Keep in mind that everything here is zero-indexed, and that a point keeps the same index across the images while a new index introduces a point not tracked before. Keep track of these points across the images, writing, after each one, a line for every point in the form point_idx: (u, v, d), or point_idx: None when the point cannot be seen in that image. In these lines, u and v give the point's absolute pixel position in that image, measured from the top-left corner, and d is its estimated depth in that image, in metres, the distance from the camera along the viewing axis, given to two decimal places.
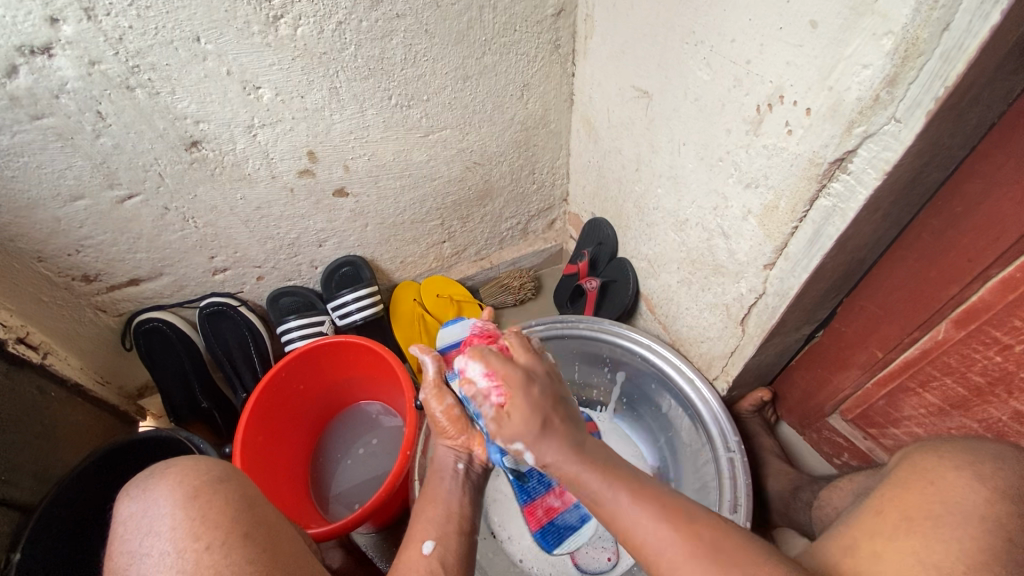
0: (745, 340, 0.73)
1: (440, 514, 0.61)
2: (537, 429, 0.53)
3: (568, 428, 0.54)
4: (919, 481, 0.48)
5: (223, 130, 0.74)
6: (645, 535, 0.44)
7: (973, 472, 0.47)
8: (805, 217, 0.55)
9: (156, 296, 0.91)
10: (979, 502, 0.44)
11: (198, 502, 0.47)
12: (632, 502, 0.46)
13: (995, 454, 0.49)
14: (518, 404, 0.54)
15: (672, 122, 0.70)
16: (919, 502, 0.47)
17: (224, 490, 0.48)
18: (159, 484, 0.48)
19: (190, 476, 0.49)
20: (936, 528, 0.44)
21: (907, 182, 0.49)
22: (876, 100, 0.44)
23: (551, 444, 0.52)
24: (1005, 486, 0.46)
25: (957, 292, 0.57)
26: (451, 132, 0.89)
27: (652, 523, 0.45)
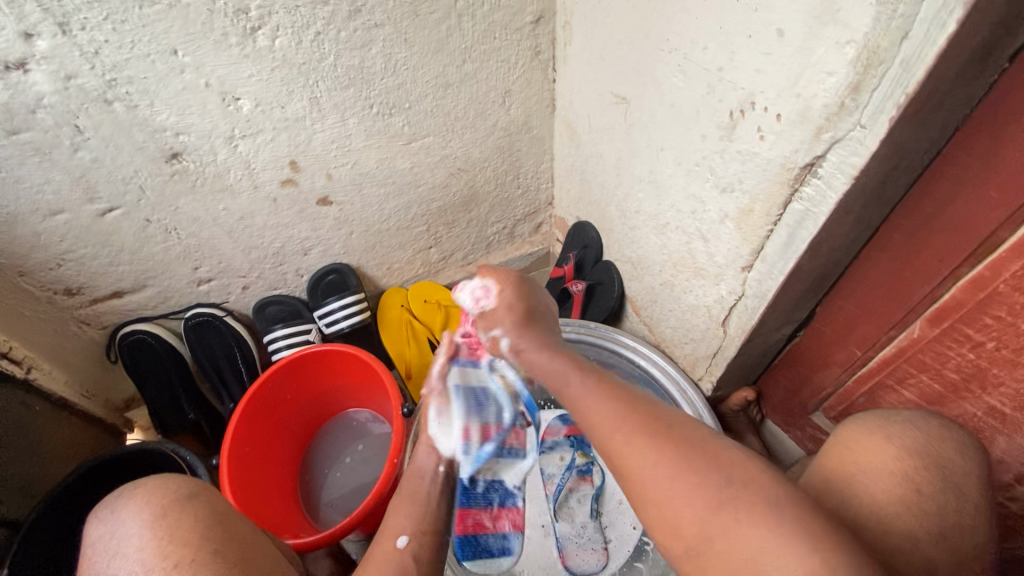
0: (727, 341, 0.74)
1: (415, 511, 0.59)
2: (517, 325, 0.60)
3: (545, 334, 0.60)
4: (839, 451, 0.51)
5: (204, 141, 0.74)
6: (608, 428, 0.45)
7: (885, 435, 0.50)
8: (779, 221, 0.56)
9: (139, 308, 0.91)
10: (888, 460, 0.48)
11: (165, 522, 0.46)
12: (597, 396, 0.48)
13: (904, 423, 0.52)
14: (501, 305, 0.61)
15: (650, 128, 0.70)
16: (838, 463, 0.49)
17: (192, 507, 0.48)
18: (128, 506, 0.48)
19: (160, 494, 0.49)
20: (871, 484, 0.47)
21: (876, 185, 0.50)
22: (842, 106, 0.44)
23: (530, 343, 0.58)
24: (910, 444, 0.50)
25: (930, 291, 0.58)
26: (434, 139, 0.89)
27: (611, 417, 0.46)
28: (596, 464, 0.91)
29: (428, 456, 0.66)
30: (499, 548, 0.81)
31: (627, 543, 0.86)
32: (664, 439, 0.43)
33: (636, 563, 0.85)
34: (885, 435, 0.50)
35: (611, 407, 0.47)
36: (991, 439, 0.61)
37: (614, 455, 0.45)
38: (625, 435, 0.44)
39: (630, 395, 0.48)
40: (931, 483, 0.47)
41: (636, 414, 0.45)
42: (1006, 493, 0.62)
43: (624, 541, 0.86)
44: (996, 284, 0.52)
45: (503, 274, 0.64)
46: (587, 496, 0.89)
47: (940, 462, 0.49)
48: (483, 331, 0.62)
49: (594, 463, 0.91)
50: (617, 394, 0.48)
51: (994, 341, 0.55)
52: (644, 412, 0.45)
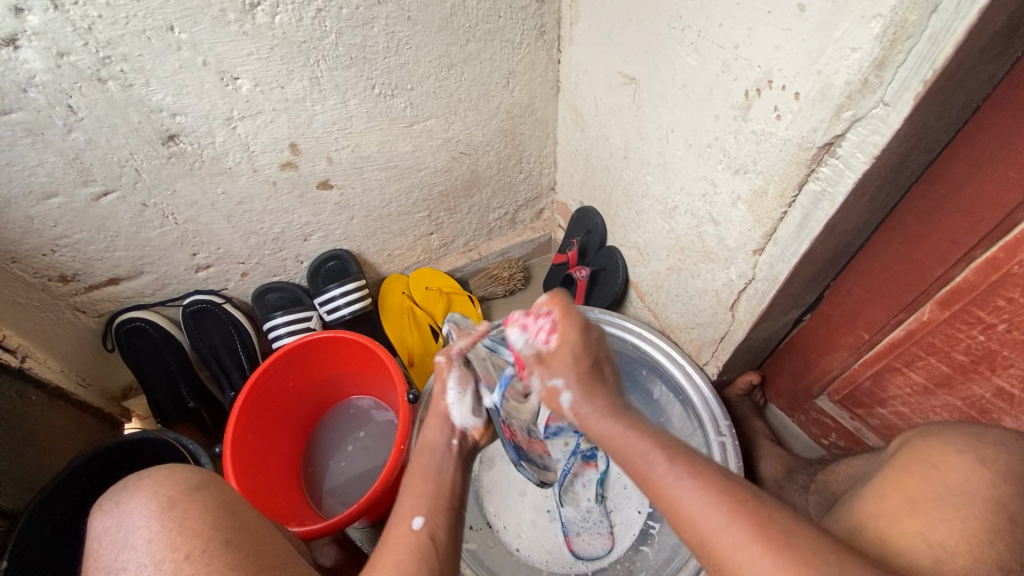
0: (735, 325, 0.73)
1: (429, 489, 0.55)
2: (582, 386, 0.51)
3: (604, 391, 0.52)
4: (922, 465, 0.49)
5: (202, 123, 0.72)
6: (722, 535, 0.38)
7: (975, 453, 0.48)
8: (793, 202, 0.56)
9: (136, 295, 0.89)
10: (974, 480, 0.46)
11: (173, 513, 0.45)
12: (696, 488, 0.41)
13: (994, 440, 0.50)
14: (570, 353, 0.53)
15: (660, 109, 0.69)
16: (919, 481, 0.48)
17: (199, 499, 0.47)
18: (134, 497, 0.47)
19: (165, 487, 0.48)
20: (948, 510, 0.44)
21: (894, 165, 0.49)
22: (865, 84, 0.44)
23: (595, 403, 0.51)
24: (1005, 467, 0.47)
25: (942, 273, 0.58)
26: (436, 121, 0.88)
27: (719, 513, 0.39)
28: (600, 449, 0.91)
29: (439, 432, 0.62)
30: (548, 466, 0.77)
31: (631, 527, 0.86)
32: (788, 545, 0.36)
33: (642, 547, 0.84)
34: (975, 456, 0.48)
35: (715, 506, 0.40)
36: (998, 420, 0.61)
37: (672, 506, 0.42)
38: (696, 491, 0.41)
39: (670, 442, 0.45)
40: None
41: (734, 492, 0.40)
42: None
43: (629, 526, 0.86)
44: (1010, 266, 0.52)
45: (574, 314, 0.54)
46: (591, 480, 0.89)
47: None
48: (538, 373, 0.54)
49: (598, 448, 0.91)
50: (688, 458, 0.43)
51: (1005, 323, 0.55)
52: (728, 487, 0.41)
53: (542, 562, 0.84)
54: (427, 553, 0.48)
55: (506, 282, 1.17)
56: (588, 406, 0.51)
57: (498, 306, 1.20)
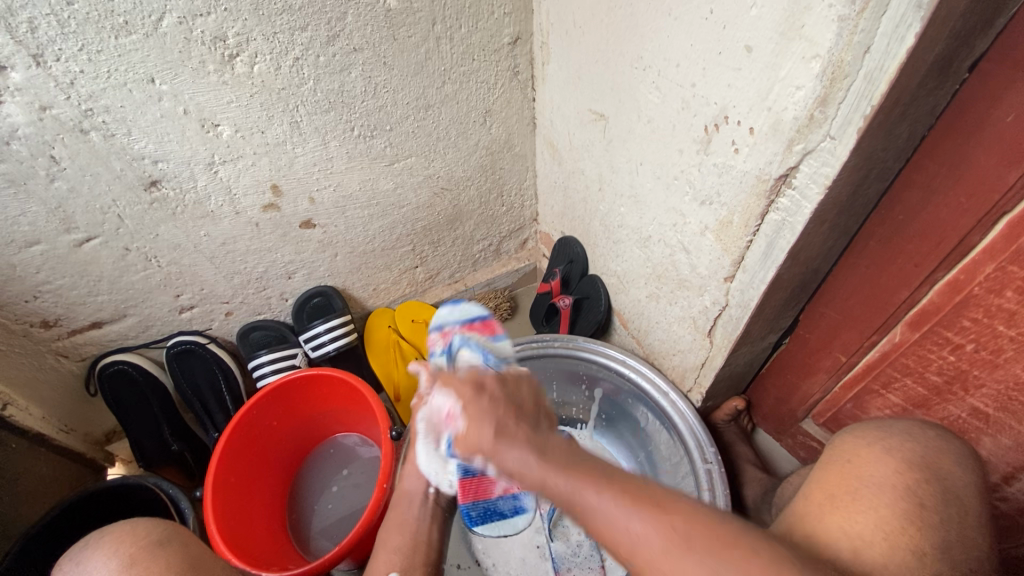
0: (713, 351, 0.74)
1: (406, 542, 0.60)
2: (494, 431, 0.48)
3: (527, 428, 0.48)
4: (839, 462, 0.52)
5: (183, 168, 0.73)
6: (635, 546, 0.39)
7: (880, 445, 0.51)
8: (757, 231, 0.57)
9: (119, 338, 0.89)
10: (888, 473, 0.49)
11: (134, 572, 0.45)
12: (611, 503, 0.41)
13: (901, 431, 0.54)
14: (473, 411, 0.50)
15: (629, 143, 0.71)
16: (839, 478, 0.50)
17: (161, 555, 0.47)
18: (95, 556, 0.47)
19: (127, 543, 0.47)
20: (863, 502, 0.47)
21: (849, 194, 0.51)
22: (811, 119, 0.45)
23: (515, 451, 0.47)
24: (910, 457, 0.50)
25: (908, 295, 0.59)
26: (417, 159, 0.90)
27: (635, 522, 0.40)
28: None
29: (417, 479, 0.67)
30: (510, 510, 0.87)
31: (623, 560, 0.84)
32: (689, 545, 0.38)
33: None
34: (882, 446, 0.51)
35: (629, 518, 0.40)
36: (977, 440, 0.61)
37: (639, 566, 0.40)
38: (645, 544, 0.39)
39: (590, 467, 0.44)
40: (934, 497, 0.47)
41: (660, 514, 0.40)
42: (996, 494, 0.62)
43: (621, 559, 0.84)
44: (971, 287, 0.53)
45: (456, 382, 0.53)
46: None
47: (941, 478, 0.48)
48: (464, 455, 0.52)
49: None
50: (610, 479, 0.43)
51: (973, 343, 0.56)
52: (667, 518, 0.40)
53: None
54: None
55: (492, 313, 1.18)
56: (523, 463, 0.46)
57: None
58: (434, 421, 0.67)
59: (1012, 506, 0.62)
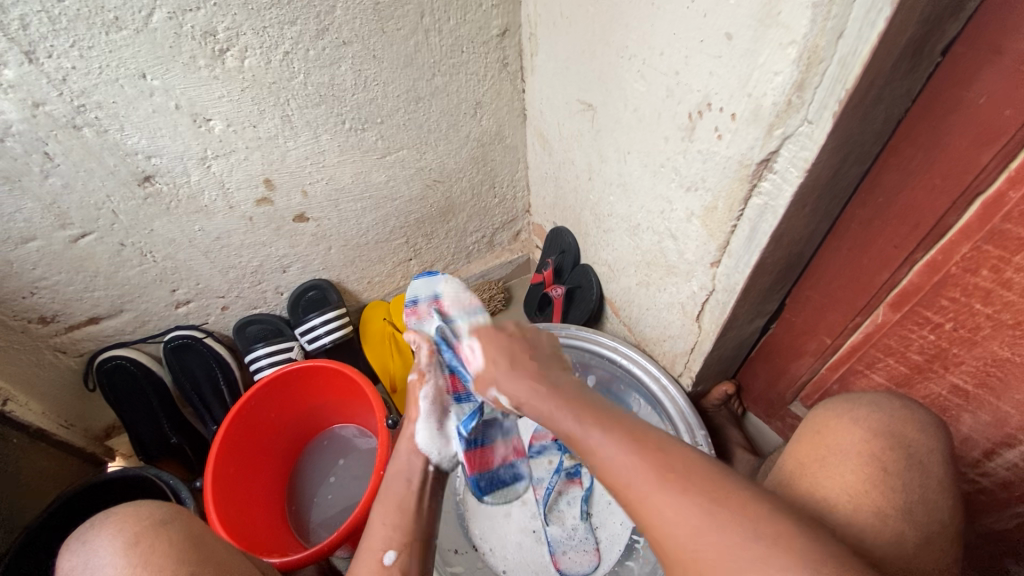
0: (702, 336, 0.75)
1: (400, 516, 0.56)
2: (508, 362, 0.58)
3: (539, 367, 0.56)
4: (810, 433, 0.54)
5: (177, 163, 0.74)
6: (631, 483, 0.41)
7: (848, 416, 0.53)
8: (741, 216, 0.58)
9: (117, 334, 0.89)
10: (855, 442, 0.50)
11: (139, 550, 0.45)
12: (612, 442, 0.44)
13: (868, 402, 0.55)
14: (491, 348, 0.61)
15: (616, 133, 0.72)
16: (810, 448, 0.52)
17: (166, 533, 0.47)
18: (100, 534, 0.47)
19: (132, 522, 0.47)
20: (831, 468, 0.49)
21: (828, 177, 0.52)
22: (789, 104, 0.47)
23: (514, 377, 0.56)
24: (877, 426, 0.52)
25: (889, 276, 0.60)
26: (408, 152, 0.91)
27: (630, 458, 0.42)
28: (583, 465, 0.93)
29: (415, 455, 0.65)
30: (510, 477, 0.87)
31: (617, 542, 0.86)
32: (687, 488, 0.39)
33: (628, 562, 0.84)
34: (850, 416, 0.53)
35: (626, 453, 0.42)
36: (957, 417, 0.63)
37: (630, 500, 0.41)
38: (635, 480, 0.41)
39: (610, 415, 0.47)
40: (898, 463, 0.49)
41: (657, 456, 0.41)
42: (977, 469, 0.64)
43: (615, 541, 0.86)
44: (949, 267, 0.55)
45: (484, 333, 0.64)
46: (576, 498, 0.90)
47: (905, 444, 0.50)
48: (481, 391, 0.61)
49: (581, 465, 0.93)
50: (629, 427, 0.45)
51: (951, 321, 0.57)
52: (664, 460, 0.41)
53: None
54: None
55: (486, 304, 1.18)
56: (524, 386, 0.55)
57: None
58: (433, 399, 0.71)
59: (992, 481, 0.64)
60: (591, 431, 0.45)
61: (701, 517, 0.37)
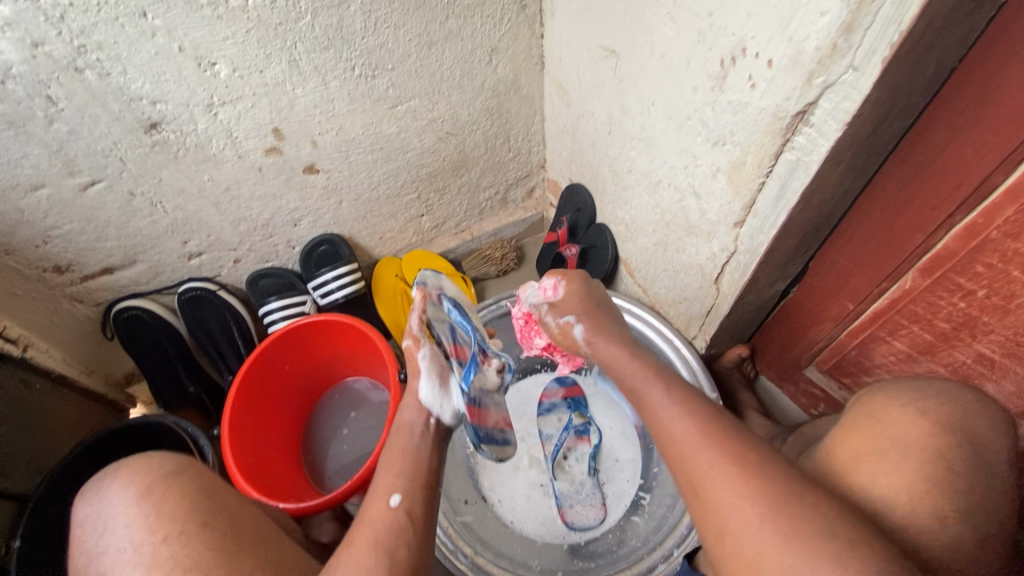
0: (720, 298, 0.73)
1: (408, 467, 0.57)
2: (587, 320, 0.68)
3: (620, 343, 0.63)
4: (865, 420, 0.52)
5: (183, 110, 0.72)
6: (700, 461, 0.46)
7: (915, 408, 0.51)
8: (771, 172, 0.55)
9: (131, 284, 0.90)
10: (919, 437, 0.49)
11: (151, 498, 0.47)
12: (689, 425, 0.49)
13: (937, 393, 0.52)
14: (570, 300, 0.71)
15: (640, 82, 0.68)
16: (867, 439, 0.51)
17: (177, 483, 0.49)
18: (113, 484, 0.49)
19: (143, 473, 0.49)
20: (890, 463, 0.48)
21: (869, 132, 0.49)
22: (834, 48, 0.43)
23: (602, 343, 0.65)
24: (944, 419, 0.50)
25: (923, 241, 0.57)
26: (420, 102, 0.87)
27: (703, 441, 0.47)
28: (592, 424, 0.93)
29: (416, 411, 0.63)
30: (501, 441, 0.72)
31: (623, 498, 0.88)
32: (753, 478, 0.43)
33: (633, 517, 0.86)
34: (916, 407, 0.51)
35: (699, 434, 0.48)
36: (981, 386, 0.62)
37: (697, 483, 0.46)
38: (708, 459, 0.46)
39: (697, 404, 0.51)
40: (961, 459, 0.48)
41: (727, 445, 0.46)
42: None
43: (621, 497, 0.88)
44: (989, 231, 0.52)
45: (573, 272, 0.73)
46: (584, 455, 0.91)
47: (966, 436, 0.49)
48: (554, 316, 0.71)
49: (590, 424, 0.93)
50: (714, 418, 0.49)
51: (985, 289, 0.55)
52: (737, 450, 0.45)
53: (536, 534, 0.86)
54: (405, 528, 0.50)
55: (499, 263, 1.16)
56: (603, 342, 0.65)
57: (493, 287, 1.19)
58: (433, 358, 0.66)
59: None
60: (671, 418, 0.50)
61: (757, 506, 0.42)
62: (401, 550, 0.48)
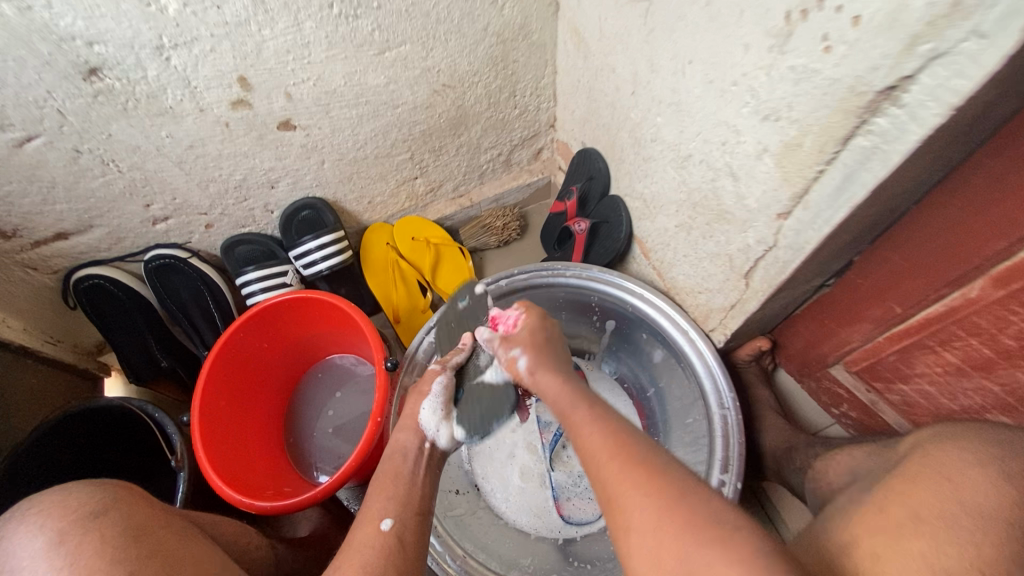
0: (748, 294, 0.65)
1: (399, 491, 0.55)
2: (535, 344, 0.60)
3: (562, 367, 0.57)
4: (923, 478, 0.42)
5: (126, 53, 0.60)
6: (605, 458, 0.43)
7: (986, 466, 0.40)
8: (834, 159, 0.45)
9: (91, 251, 0.81)
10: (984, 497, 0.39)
11: (65, 548, 0.42)
12: (600, 427, 0.46)
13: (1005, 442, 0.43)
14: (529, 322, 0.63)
15: (677, 34, 0.56)
16: (923, 495, 0.41)
17: (98, 528, 0.44)
18: (22, 528, 0.44)
19: (58, 515, 0.44)
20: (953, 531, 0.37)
21: (973, 117, 0.38)
22: (956, 6, 0.31)
23: (545, 370, 0.56)
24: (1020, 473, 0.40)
25: (1005, 247, 0.48)
26: (412, 48, 0.74)
27: (605, 440, 0.44)
28: None
29: (412, 435, 0.63)
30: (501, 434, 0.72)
31: None
32: (650, 472, 0.40)
33: None
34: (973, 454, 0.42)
35: (605, 435, 0.44)
36: None
37: (610, 504, 0.40)
38: (618, 467, 0.41)
39: (604, 412, 0.48)
40: None
41: (626, 447, 0.43)
42: None
43: None
44: None
45: (534, 308, 0.65)
46: None
47: None
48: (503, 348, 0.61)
49: None
50: (616, 421, 0.46)
51: None
52: (631, 450, 0.42)
53: (531, 527, 0.81)
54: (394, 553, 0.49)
55: (499, 232, 1.07)
56: (552, 383, 0.54)
57: (492, 257, 1.10)
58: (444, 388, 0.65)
59: None
60: (578, 420, 0.48)
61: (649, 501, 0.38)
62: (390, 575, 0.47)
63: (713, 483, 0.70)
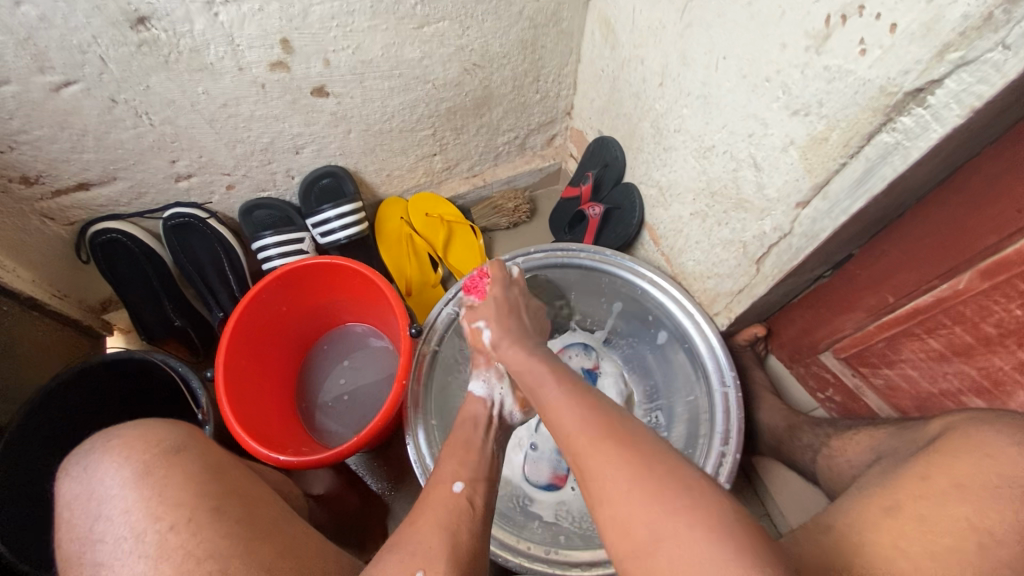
0: (758, 279, 0.70)
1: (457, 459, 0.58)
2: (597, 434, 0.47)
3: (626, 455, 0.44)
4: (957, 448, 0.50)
5: (176, 5, 0.60)
6: (612, 488, 0.42)
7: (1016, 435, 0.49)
8: (857, 153, 0.50)
9: (111, 204, 0.81)
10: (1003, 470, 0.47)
11: (152, 481, 0.49)
12: (612, 461, 0.44)
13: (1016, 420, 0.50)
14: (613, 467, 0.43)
15: (712, 30, 0.61)
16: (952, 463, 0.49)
17: (178, 467, 0.50)
18: (107, 464, 0.50)
19: (139, 452, 0.51)
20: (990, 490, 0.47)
21: (985, 121, 0.44)
22: (987, 19, 0.37)
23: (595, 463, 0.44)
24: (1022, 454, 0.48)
25: (994, 244, 0.54)
26: (449, 25, 0.76)
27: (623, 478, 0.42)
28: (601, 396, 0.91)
29: None
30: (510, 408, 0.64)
31: None
32: (662, 502, 0.40)
33: None
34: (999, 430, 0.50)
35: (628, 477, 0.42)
36: (1012, 394, 0.60)
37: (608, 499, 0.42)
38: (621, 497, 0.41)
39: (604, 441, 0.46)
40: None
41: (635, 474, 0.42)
42: None
43: None
44: None
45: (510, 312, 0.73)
46: None
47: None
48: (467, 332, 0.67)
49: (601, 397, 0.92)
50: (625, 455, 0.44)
51: None
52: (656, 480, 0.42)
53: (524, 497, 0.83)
54: (464, 513, 0.51)
55: (510, 214, 1.09)
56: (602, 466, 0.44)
57: (501, 238, 1.13)
58: None
59: None
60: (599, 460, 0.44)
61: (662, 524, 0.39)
62: (462, 533, 0.49)
63: (714, 454, 0.75)
